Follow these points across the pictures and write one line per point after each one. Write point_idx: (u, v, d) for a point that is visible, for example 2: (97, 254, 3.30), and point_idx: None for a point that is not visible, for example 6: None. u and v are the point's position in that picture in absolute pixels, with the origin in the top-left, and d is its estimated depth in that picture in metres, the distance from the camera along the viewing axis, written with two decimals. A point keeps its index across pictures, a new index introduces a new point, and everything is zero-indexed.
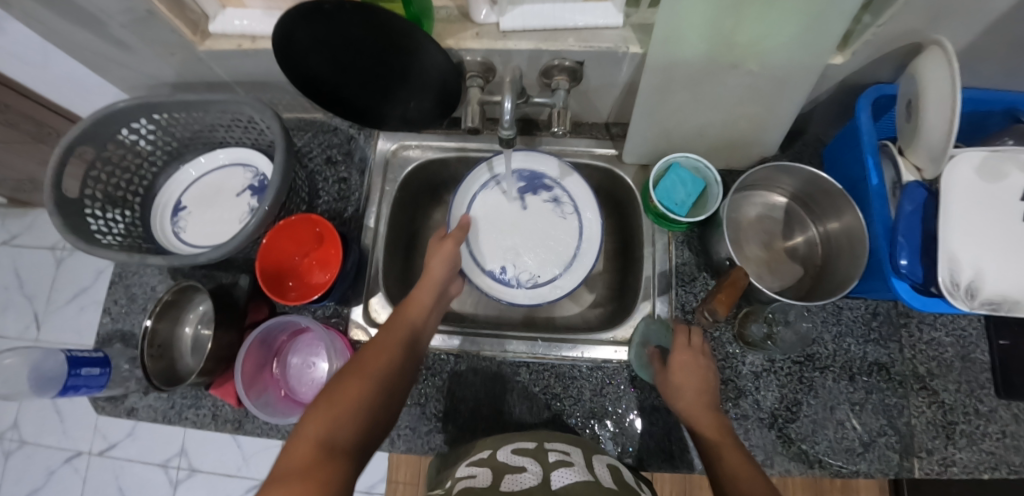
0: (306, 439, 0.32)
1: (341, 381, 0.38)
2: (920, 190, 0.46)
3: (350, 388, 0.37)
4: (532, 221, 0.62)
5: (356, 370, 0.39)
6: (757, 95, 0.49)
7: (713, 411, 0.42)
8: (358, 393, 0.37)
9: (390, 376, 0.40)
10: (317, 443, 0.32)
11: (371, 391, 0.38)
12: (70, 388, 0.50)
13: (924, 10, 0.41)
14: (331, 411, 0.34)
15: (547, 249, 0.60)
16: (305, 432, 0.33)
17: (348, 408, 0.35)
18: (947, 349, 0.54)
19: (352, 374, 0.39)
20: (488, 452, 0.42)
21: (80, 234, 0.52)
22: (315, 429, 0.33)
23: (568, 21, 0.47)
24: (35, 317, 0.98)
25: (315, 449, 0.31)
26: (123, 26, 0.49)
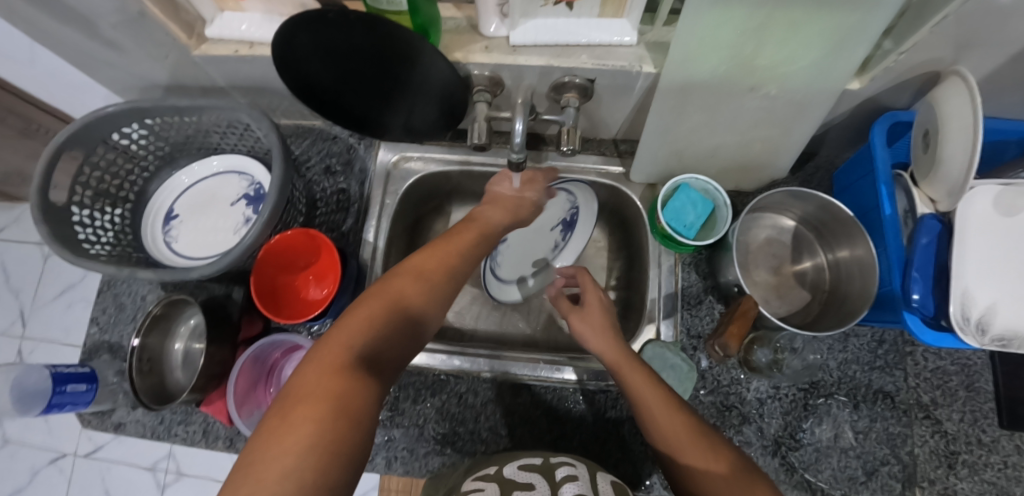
0: (337, 344, 0.28)
1: (382, 289, 0.33)
2: (934, 221, 0.45)
3: (393, 297, 0.32)
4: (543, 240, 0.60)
5: (404, 279, 0.34)
6: (771, 119, 0.48)
7: (630, 353, 0.41)
8: (400, 306, 0.32)
9: (439, 294, 0.36)
10: (360, 350, 0.28)
11: (416, 302, 0.33)
12: (54, 406, 0.49)
13: (946, 40, 0.40)
14: (371, 318, 0.30)
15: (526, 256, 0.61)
16: (337, 335, 0.29)
17: (390, 320, 0.31)
18: (952, 377, 0.53)
19: (398, 283, 0.34)
20: (495, 468, 0.38)
21: (67, 244, 0.50)
22: (354, 334, 0.29)
23: (581, 37, 0.46)
24: (20, 313, 0.94)
25: (351, 355, 0.27)
26: (112, 27, 0.46)
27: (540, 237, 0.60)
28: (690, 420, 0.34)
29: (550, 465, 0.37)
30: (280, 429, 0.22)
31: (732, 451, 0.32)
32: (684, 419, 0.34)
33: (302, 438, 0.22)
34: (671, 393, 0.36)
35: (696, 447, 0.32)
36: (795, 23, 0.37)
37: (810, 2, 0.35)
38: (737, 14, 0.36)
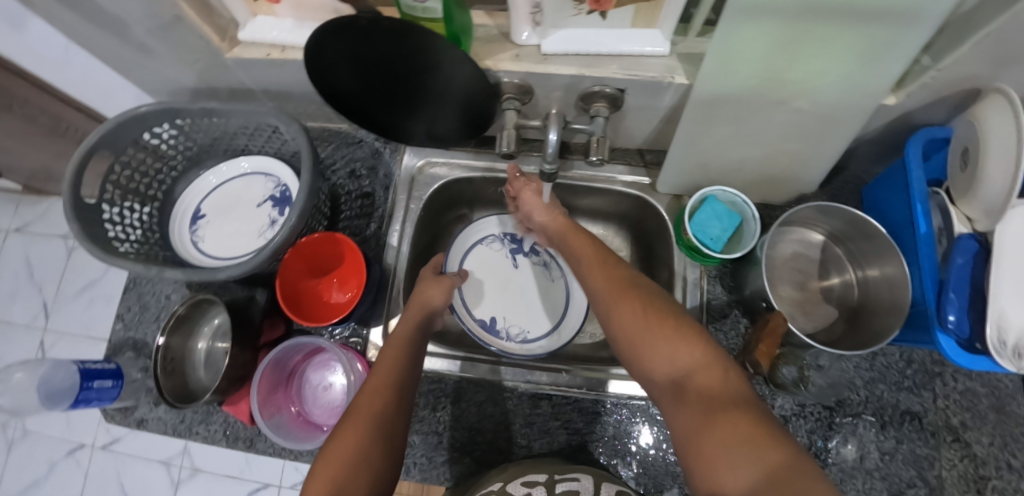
0: None
1: (334, 439, 0.34)
2: (972, 242, 0.44)
3: (347, 446, 0.33)
4: (525, 280, 0.65)
5: (350, 418, 0.35)
6: (802, 132, 0.47)
7: (575, 227, 0.48)
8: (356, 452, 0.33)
9: (392, 421, 0.36)
10: None
11: (372, 438, 0.34)
12: (81, 401, 0.50)
13: (991, 56, 0.39)
14: (326, 480, 0.31)
15: (535, 306, 0.63)
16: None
17: (347, 471, 0.31)
18: (982, 400, 0.52)
19: (347, 423, 0.35)
20: (500, 482, 0.41)
21: (98, 242, 0.51)
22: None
23: (612, 47, 0.45)
24: (43, 306, 0.96)
25: None
26: (148, 30, 0.47)
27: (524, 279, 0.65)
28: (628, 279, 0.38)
29: (554, 479, 0.41)
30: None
31: (659, 297, 0.36)
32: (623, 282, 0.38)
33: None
34: (611, 259, 0.41)
35: (630, 299, 0.36)
36: (827, 37, 0.36)
37: (843, 18, 0.34)
38: (767, 30, 0.36)
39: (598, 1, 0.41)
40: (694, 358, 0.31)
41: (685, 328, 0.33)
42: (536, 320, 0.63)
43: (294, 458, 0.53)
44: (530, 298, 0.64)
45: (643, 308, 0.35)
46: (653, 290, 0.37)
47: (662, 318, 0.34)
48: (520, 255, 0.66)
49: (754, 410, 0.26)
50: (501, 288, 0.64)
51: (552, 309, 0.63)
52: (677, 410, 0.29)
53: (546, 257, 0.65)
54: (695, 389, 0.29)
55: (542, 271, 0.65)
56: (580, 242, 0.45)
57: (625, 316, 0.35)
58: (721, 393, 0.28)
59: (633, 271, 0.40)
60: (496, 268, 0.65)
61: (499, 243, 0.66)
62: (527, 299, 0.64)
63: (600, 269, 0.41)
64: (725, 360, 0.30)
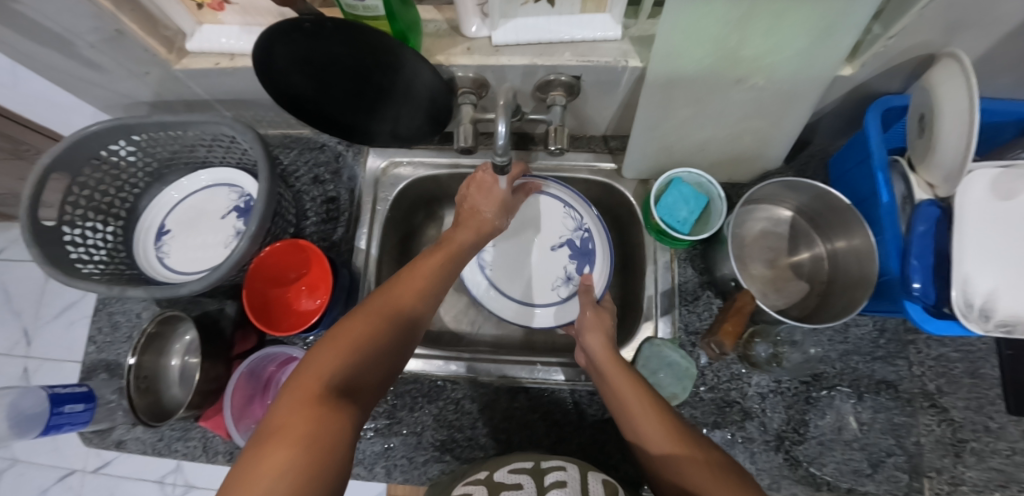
0: (315, 374, 0.29)
1: (347, 323, 0.34)
2: (932, 209, 0.44)
3: (364, 332, 0.34)
4: (544, 264, 0.63)
5: (369, 311, 0.36)
6: (761, 109, 0.47)
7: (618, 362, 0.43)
8: (370, 338, 0.33)
9: (404, 326, 0.37)
10: (334, 378, 0.29)
11: (383, 334, 0.35)
12: (53, 426, 0.49)
13: (938, 21, 0.39)
14: (341, 349, 0.32)
15: (521, 270, 0.63)
16: (314, 367, 0.30)
17: (359, 351, 0.32)
18: (956, 365, 0.52)
19: (366, 314, 0.35)
20: (485, 473, 0.39)
21: (57, 264, 0.50)
22: (326, 364, 0.30)
23: (563, 34, 0.45)
24: (24, 333, 0.95)
25: (327, 384, 0.29)
26: (91, 45, 0.46)
27: (544, 263, 0.63)
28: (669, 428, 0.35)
29: (540, 468, 0.37)
30: (262, 467, 0.23)
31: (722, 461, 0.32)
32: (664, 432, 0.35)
33: (281, 473, 0.23)
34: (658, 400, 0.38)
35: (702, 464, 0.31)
36: (778, 11, 0.35)
37: None
38: (719, 4, 0.35)
39: None
40: None
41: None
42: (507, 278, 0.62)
43: None
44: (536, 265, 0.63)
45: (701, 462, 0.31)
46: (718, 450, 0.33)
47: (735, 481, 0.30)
48: (562, 250, 0.62)
49: None
50: (535, 236, 0.63)
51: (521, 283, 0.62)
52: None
53: (574, 276, 0.61)
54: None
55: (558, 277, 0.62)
56: (635, 392, 0.39)
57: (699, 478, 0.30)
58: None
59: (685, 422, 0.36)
60: (550, 231, 0.63)
61: (568, 223, 0.62)
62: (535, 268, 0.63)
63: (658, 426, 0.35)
64: None
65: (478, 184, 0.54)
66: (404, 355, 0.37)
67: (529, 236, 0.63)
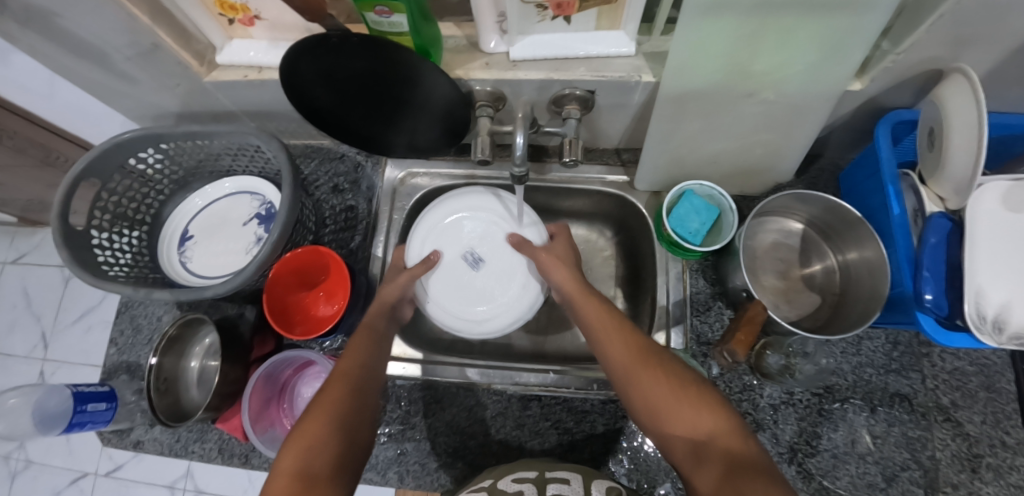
0: (282, 476, 0.31)
1: (299, 424, 0.35)
2: (944, 221, 0.45)
3: (311, 424, 0.35)
4: (458, 275, 0.58)
5: (315, 404, 0.37)
6: (771, 123, 0.48)
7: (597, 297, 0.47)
8: (317, 427, 0.35)
9: (360, 398, 0.39)
10: (296, 475, 0.31)
11: (340, 415, 0.37)
12: (75, 424, 0.50)
13: (946, 38, 0.40)
14: (299, 442, 0.33)
15: (481, 292, 0.58)
16: (278, 471, 0.31)
17: (320, 438, 0.34)
18: (971, 378, 0.52)
19: (313, 406, 0.37)
20: (489, 481, 0.38)
21: (86, 266, 0.51)
22: (286, 466, 0.32)
23: (578, 50, 0.47)
24: (43, 336, 0.97)
25: (291, 482, 0.30)
26: (127, 59, 0.49)
27: (456, 279, 0.58)
28: (646, 348, 0.40)
29: (543, 478, 0.37)
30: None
31: (682, 372, 0.38)
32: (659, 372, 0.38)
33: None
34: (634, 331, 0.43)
35: (686, 393, 0.35)
36: (787, 28, 0.37)
37: (803, 7, 0.35)
38: (728, 22, 0.37)
39: (561, 6, 0.43)
40: (713, 424, 0.33)
41: (739, 430, 0.33)
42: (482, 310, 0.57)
43: None
44: (481, 259, 0.59)
45: (667, 380, 0.37)
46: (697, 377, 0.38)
47: (716, 410, 0.34)
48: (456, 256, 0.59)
49: (777, 478, 0.28)
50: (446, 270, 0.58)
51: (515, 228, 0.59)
52: (715, 483, 0.29)
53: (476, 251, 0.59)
54: (737, 461, 0.30)
55: (470, 265, 0.59)
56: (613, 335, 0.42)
57: (686, 416, 0.34)
58: (766, 471, 0.29)
59: (665, 353, 0.40)
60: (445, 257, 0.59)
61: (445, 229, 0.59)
62: (453, 288, 0.58)
63: (647, 373, 0.38)
64: (739, 428, 0.33)
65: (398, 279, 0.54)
66: (366, 428, 0.38)
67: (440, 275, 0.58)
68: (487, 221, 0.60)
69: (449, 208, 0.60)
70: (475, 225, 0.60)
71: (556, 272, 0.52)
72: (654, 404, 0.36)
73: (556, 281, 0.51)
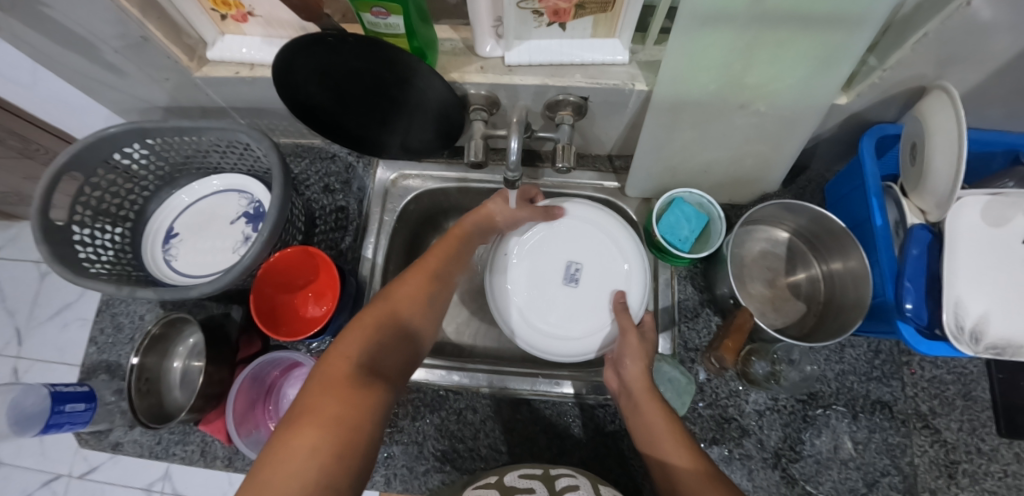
0: (343, 357, 0.36)
1: (362, 319, 0.40)
2: (925, 232, 0.46)
3: (375, 322, 0.40)
4: (558, 288, 0.57)
5: (379, 306, 0.42)
6: (762, 134, 0.49)
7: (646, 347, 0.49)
8: (377, 327, 0.40)
9: (414, 314, 0.44)
10: (358, 362, 0.36)
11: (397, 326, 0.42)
12: (53, 425, 0.49)
13: (930, 56, 0.41)
14: (364, 336, 0.38)
15: (568, 313, 0.56)
16: (340, 350, 0.36)
17: (378, 340, 0.39)
18: (949, 387, 0.53)
19: (377, 308, 0.42)
20: (495, 477, 0.39)
21: (66, 262, 0.50)
22: (350, 349, 0.37)
23: (574, 57, 0.47)
24: (16, 332, 0.94)
25: (353, 367, 0.35)
26: (116, 51, 0.48)
27: (550, 285, 0.57)
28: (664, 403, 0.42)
29: (549, 475, 0.38)
30: (302, 418, 0.30)
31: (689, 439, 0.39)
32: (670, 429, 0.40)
33: (321, 426, 0.29)
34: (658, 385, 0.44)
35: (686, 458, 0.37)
36: (782, 42, 0.38)
37: (796, 20, 0.35)
38: (724, 34, 0.37)
39: (557, 13, 0.43)
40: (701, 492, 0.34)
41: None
42: (551, 321, 0.55)
43: None
44: (582, 284, 0.57)
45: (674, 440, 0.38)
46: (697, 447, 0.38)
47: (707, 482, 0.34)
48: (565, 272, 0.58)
49: None
50: (541, 274, 0.57)
51: (627, 284, 0.56)
52: None
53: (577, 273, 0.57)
54: None
55: (570, 284, 0.57)
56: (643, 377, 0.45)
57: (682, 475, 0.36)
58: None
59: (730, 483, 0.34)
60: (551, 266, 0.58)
61: (555, 240, 0.58)
62: (541, 275, 0.57)
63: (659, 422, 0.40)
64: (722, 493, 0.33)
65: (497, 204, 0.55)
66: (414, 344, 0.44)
67: (533, 274, 0.57)
68: (610, 256, 0.57)
69: (581, 225, 0.59)
70: (592, 245, 0.58)
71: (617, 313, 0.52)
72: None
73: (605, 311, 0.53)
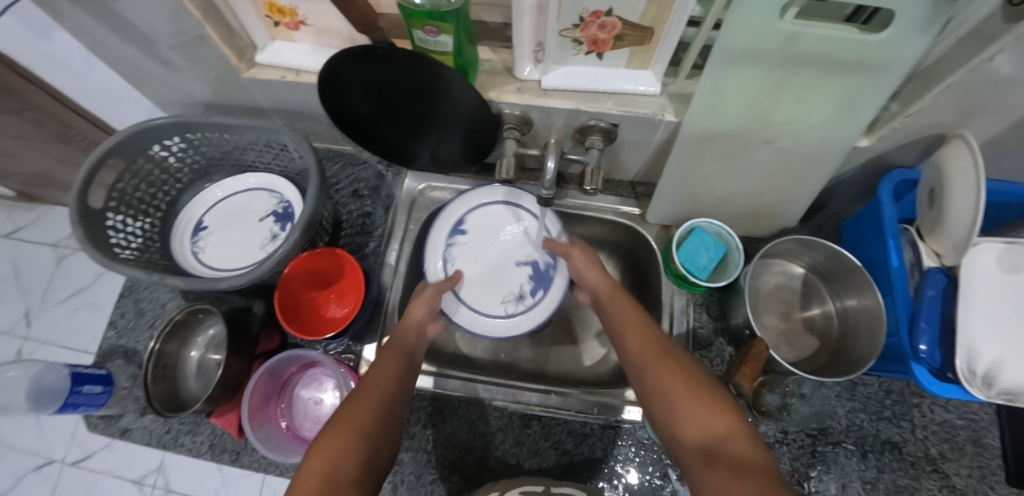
0: (311, 473, 0.30)
1: (337, 416, 0.35)
2: (940, 275, 0.47)
3: (347, 427, 0.34)
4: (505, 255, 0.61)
5: (351, 405, 0.36)
6: (784, 170, 0.50)
7: (616, 289, 0.49)
8: (355, 431, 0.34)
9: (391, 410, 0.38)
10: (326, 475, 0.30)
11: (373, 423, 0.35)
12: (68, 406, 0.50)
13: (950, 107, 0.43)
14: (334, 443, 0.32)
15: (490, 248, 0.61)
16: (307, 467, 0.30)
17: (355, 443, 0.33)
18: (959, 432, 0.53)
19: (351, 406, 0.36)
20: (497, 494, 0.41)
21: (99, 245, 0.51)
22: (321, 462, 0.30)
23: (608, 85, 0.49)
24: (26, 314, 0.94)
25: (321, 483, 0.29)
26: (169, 48, 0.50)
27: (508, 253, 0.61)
28: (658, 332, 0.42)
29: None
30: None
31: (694, 367, 0.37)
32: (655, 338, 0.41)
33: None
34: (645, 317, 0.44)
35: (679, 374, 0.37)
36: (809, 82, 0.40)
37: (823, 65, 0.38)
38: (755, 73, 0.39)
39: (596, 43, 0.46)
40: (722, 424, 0.32)
41: (748, 431, 0.31)
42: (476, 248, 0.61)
43: (280, 473, 0.52)
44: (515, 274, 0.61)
45: (677, 372, 0.37)
46: (702, 369, 0.38)
47: (726, 410, 0.33)
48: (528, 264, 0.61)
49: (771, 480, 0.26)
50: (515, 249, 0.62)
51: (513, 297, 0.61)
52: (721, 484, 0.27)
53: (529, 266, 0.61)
54: (738, 462, 0.28)
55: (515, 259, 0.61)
56: (630, 317, 0.44)
57: (690, 403, 0.34)
58: (772, 476, 0.27)
59: (686, 355, 0.39)
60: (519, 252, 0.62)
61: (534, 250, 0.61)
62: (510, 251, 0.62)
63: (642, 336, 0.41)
64: (747, 426, 0.32)
65: (423, 296, 0.54)
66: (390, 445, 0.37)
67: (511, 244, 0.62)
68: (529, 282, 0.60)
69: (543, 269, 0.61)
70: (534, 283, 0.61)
71: (589, 275, 0.53)
72: (669, 395, 0.35)
73: (590, 281, 0.52)
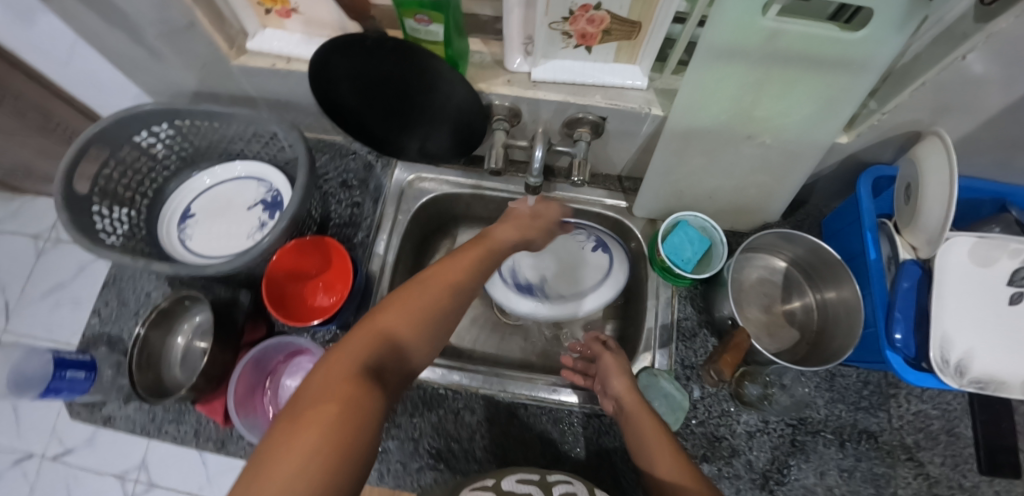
0: (344, 358, 0.29)
1: (385, 310, 0.34)
2: (915, 267, 0.49)
3: (390, 324, 0.33)
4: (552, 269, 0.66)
5: (399, 302, 0.35)
6: (766, 166, 0.52)
7: (639, 400, 0.45)
8: (393, 330, 0.33)
9: (445, 315, 0.36)
10: (364, 367, 0.29)
11: (419, 329, 0.34)
12: (51, 391, 0.49)
13: (924, 104, 0.44)
14: (374, 337, 0.31)
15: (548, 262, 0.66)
16: (345, 350, 0.29)
17: (393, 345, 0.32)
18: (933, 421, 0.55)
19: (402, 302, 0.34)
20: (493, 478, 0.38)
21: (83, 230, 0.51)
22: (356, 352, 0.29)
23: (596, 78, 0.50)
24: (5, 306, 0.93)
25: (358, 372, 0.28)
26: (159, 34, 0.50)
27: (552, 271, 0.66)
28: (683, 460, 0.38)
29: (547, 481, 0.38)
30: (295, 429, 0.23)
31: None
32: (681, 468, 0.37)
33: (317, 439, 0.22)
34: (668, 434, 0.40)
35: None
36: (788, 79, 0.41)
37: (801, 61, 0.39)
38: (736, 69, 0.40)
39: (585, 37, 0.46)
40: None
41: None
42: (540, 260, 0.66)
43: None
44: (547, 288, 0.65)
45: None
46: None
47: None
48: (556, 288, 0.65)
49: None
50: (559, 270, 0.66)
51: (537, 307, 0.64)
52: None
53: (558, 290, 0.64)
54: None
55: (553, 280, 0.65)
56: (653, 434, 0.40)
57: None
58: None
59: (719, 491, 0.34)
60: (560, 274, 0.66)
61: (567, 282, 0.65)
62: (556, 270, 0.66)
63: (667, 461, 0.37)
64: None
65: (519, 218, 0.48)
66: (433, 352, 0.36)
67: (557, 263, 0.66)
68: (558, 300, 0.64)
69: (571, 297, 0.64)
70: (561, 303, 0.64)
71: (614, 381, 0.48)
72: None
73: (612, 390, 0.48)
